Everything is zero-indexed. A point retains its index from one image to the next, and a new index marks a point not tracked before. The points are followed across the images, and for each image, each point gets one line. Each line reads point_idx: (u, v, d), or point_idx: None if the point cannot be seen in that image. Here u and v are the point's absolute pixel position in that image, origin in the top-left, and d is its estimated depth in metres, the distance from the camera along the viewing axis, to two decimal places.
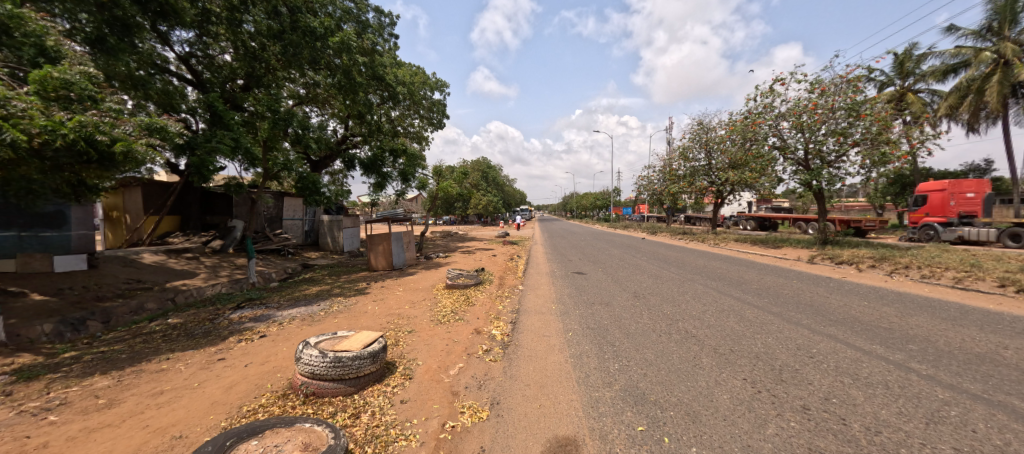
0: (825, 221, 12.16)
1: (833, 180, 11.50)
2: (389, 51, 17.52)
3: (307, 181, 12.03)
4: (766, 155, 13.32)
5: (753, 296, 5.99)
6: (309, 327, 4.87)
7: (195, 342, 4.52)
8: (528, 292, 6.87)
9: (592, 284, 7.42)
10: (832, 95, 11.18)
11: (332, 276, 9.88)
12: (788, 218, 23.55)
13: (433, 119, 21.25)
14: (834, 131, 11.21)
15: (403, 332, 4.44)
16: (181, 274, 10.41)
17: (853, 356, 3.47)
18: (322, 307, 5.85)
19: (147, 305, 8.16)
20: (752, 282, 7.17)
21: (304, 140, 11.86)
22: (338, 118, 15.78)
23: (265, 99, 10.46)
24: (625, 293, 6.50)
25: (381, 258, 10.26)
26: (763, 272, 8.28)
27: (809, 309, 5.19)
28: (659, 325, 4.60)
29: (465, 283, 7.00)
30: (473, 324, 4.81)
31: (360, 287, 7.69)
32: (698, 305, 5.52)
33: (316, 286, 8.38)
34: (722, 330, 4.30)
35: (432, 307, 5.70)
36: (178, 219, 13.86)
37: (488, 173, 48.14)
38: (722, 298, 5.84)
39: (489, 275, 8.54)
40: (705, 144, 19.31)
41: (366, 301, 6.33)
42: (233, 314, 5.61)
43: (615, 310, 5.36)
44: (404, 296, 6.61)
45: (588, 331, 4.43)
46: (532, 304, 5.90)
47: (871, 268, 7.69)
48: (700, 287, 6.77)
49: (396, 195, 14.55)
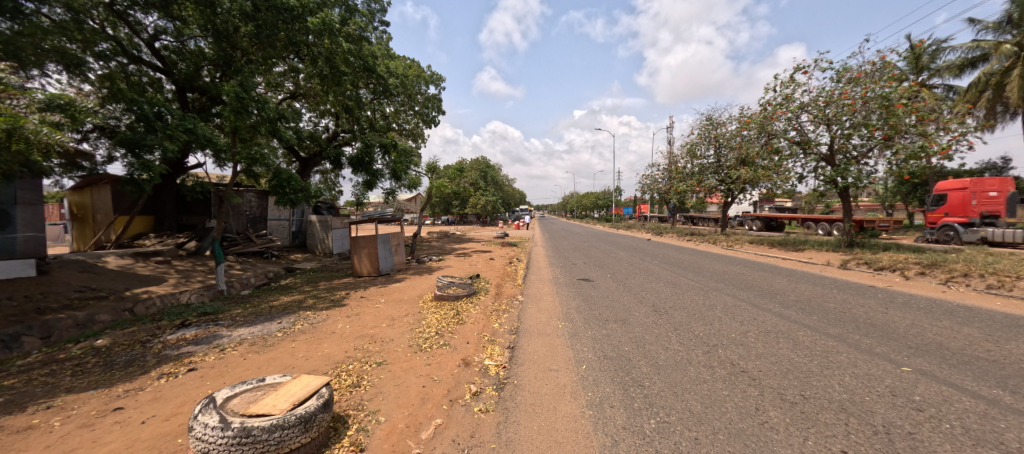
0: (850, 222, 11.21)
1: (861, 177, 10.54)
2: (380, 41, 16.62)
3: (283, 176, 10.76)
4: (784, 150, 12.39)
5: (795, 311, 5.06)
6: (258, 354, 3.91)
7: (107, 377, 3.55)
8: (529, 305, 5.94)
9: (601, 295, 6.47)
10: (863, 82, 10.19)
11: (313, 282, 8.93)
12: (797, 218, 22.65)
13: (428, 115, 20.35)
14: (863, 122, 10.19)
15: (370, 365, 3.46)
16: (146, 280, 9.44)
17: (976, 409, 2.54)
18: (284, 324, 4.89)
19: (99, 317, 7.16)
20: (786, 292, 6.24)
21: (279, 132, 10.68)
22: (326, 113, 14.98)
23: (225, 84, 9.08)
24: (641, 306, 5.57)
25: (365, 263, 9.29)
26: (793, 279, 7.37)
27: (873, 329, 4.25)
28: (696, 354, 3.64)
29: (455, 294, 6.04)
30: (461, 351, 3.85)
31: (339, 297, 6.73)
32: (734, 323, 4.59)
33: (291, 295, 7.44)
34: (780, 363, 3.35)
35: (414, 326, 4.72)
36: (151, 220, 12.92)
37: (488, 173, 47.04)
38: (761, 315, 4.89)
39: (485, 282, 7.57)
40: (713, 141, 18.40)
41: (340, 316, 5.39)
42: (172, 335, 4.63)
43: (636, 332, 4.41)
44: (386, 310, 5.67)
45: (606, 364, 3.47)
46: (532, 322, 4.94)
47: (920, 276, 6.75)
48: (728, 299, 5.82)
49: (386, 194, 13.60)
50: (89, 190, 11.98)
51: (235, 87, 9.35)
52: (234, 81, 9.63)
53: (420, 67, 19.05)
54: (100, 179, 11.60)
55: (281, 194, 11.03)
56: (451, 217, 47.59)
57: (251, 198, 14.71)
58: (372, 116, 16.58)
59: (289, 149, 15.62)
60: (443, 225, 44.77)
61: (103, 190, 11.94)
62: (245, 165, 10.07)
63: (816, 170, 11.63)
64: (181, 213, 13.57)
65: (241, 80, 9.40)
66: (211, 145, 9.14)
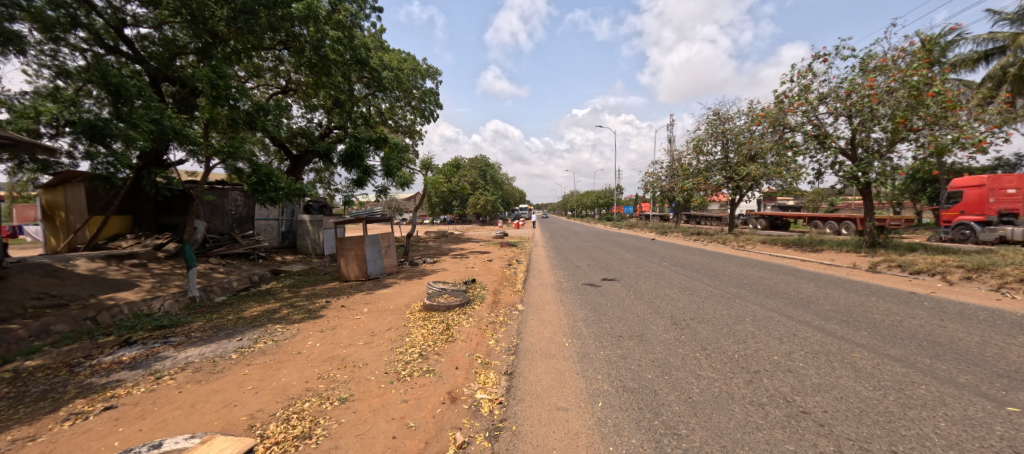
0: (872, 221, 10.48)
1: (886, 172, 9.84)
2: (374, 33, 16.00)
3: (261, 173, 9.59)
4: (798, 145, 11.69)
5: (837, 324, 4.40)
6: (198, 384, 3.19)
7: (2, 419, 2.81)
8: (530, 316, 5.22)
9: (610, 303, 5.77)
10: (889, 70, 9.45)
11: (296, 287, 8.19)
12: (803, 217, 22.06)
13: (425, 111, 19.69)
14: (891, 114, 9.42)
15: (332, 402, 2.75)
16: (117, 284, 8.72)
17: None
18: (244, 342, 4.17)
19: (55, 328, 6.36)
20: (821, 301, 5.54)
21: (258, 124, 9.86)
22: (319, 109, 14.40)
23: (197, 71, 8.37)
24: (659, 318, 4.86)
25: (352, 266, 8.59)
26: (822, 285, 6.72)
27: (942, 350, 3.56)
28: (739, 386, 2.93)
29: (446, 304, 5.33)
30: (448, 381, 3.13)
31: (318, 306, 6.01)
32: (772, 341, 3.90)
33: (267, 302, 6.71)
34: (851, 403, 2.64)
35: (394, 346, 4.00)
36: (130, 219, 12.20)
37: (488, 171, 46.14)
38: (800, 329, 4.22)
39: (481, 289, 6.87)
40: (720, 136, 17.65)
41: (313, 331, 4.68)
42: (109, 357, 3.90)
43: (657, 353, 3.70)
44: (366, 324, 4.95)
45: (628, 401, 2.76)
46: (535, 340, 4.22)
47: (967, 281, 6.08)
48: (756, 309, 5.16)
49: (378, 192, 12.90)
50: (63, 187, 11.28)
51: (207, 73, 8.60)
52: (208, 68, 8.89)
53: (416, 61, 18.34)
54: (74, 177, 10.89)
55: (260, 193, 10.06)
56: (449, 216, 47.11)
57: (237, 197, 14.04)
58: (366, 112, 16.02)
59: (278, 146, 14.98)
60: (442, 224, 44.32)
61: (77, 188, 11.25)
62: (221, 160, 9.05)
63: (834, 165, 10.94)
64: (161, 213, 12.88)
65: (215, 66, 8.65)
66: (182, 137, 8.39)
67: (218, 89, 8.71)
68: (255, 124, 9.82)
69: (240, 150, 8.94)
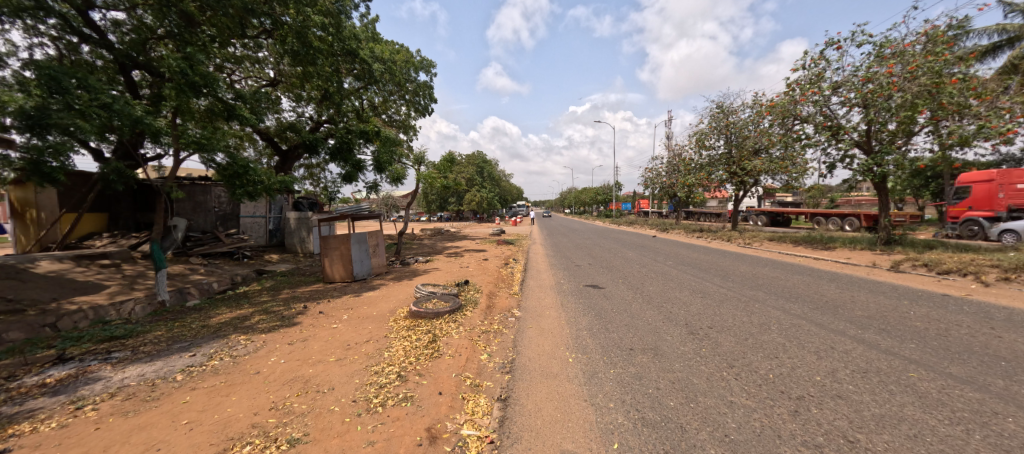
0: (887, 217, 9.97)
1: (904, 165, 9.29)
2: (364, 23, 15.40)
3: (236, 166, 8.72)
4: (807, 137, 11.16)
5: (874, 333, 3.90)
6: (122, 418, 2.61)
7: None
8: (527, 325, 4.66)
9: (616, 309, 5.22)
10: (910, 55, 8.82)
11: (275, 290, 7.59)
12: (805, 213, 21.62)
13: (420, 105, 19.07)
14: (910, 103, 8.76)
15: (278, 447, 2.18)
16: (84, 288, 8.12)
17: None
18: (195, 359, 3.59)
19: (4, 336, 5.75)
20: (850, 306, 5.01)
21: (236, 114, 9.09)
22: (310, 102, 13.94)
23: (164, 56, 7.62)
24: (673, 327, 4.32)
25: (337, 266, 8.02)
26: (844, 287, 6.20)
27: (1013, 368, 3.04)
28: (784, 421, 2.38)
29: (434, 311, 4.76)
30: (427, 413, 2.57)
31: (293, 312, 5.42)
32: (808, 356, 3.37)
33: (241, 307, 6.11)
34: (933, 445, 2.11)
35: (371, 362, 3.44)
36: (106, 217, 11.57)
37: (485, 168, 45.43)
38: (837, 341, 3.70)
39: (475, 291, 6.32)
40: (723, 130, 17.04)
41: (281, 343, 4.09)
42: (33, 379, 3.31)
43: (676, 371, 3.16)
44: (343, 334, 4.37)
45: (652, 444, 2.20)
46: (534, 354, 3.67)
47: (1004, 282, 5.58)
48: (779, 314, 4.63)
49: (367, 188, 12.29)
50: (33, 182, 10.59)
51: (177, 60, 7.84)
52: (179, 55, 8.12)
53: (409, 53, 17.73)
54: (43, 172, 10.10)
55: (236, 187, 9.24)
56: (447, 212, 46.57)
57: (219, 193, 13.40)
58: (357, 106, 15.43)
59: (266, 140, 14.42)
60: (439, 221, 43.75)
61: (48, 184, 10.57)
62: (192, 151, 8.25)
63: (846, 159, 10.42)
64: (137, 210, 12.24)
65: (185, 51, 7.90)
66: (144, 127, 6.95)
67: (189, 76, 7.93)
68: (233, 114, 9.11)
69: (213, 141, 8.08)
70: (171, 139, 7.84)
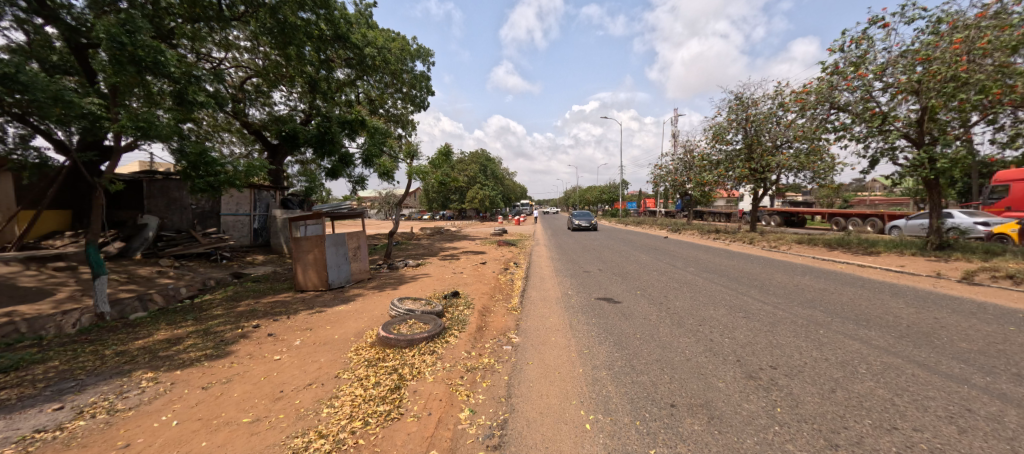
0: (938, 218, 8.76)
1: (965, 158, 8.06)
2: (357, 8, 14.36)
3: (192, 155, 7.50)
4: (845, 128, 9.92)
5: (1012, 384, 2.79)
6: None
7: None
8: (526, 358, 3.57)
9: (640, 333, 4.13)
10: (978, 29, 7.54)
11: (235, 300, 6.55)
12: (824, 213, 20.31)
13: (417, 97, 18.00)
14: (982, 85, 7.49)
15: None
16: (26, 294, 7.14)
17: None
18: (54, 419, 2.55)
19: None
20: (945, 335, 3.87)
21: (189, 99, 7.01)
22: (296, 90, 12.86)
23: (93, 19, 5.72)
24: (722, 366, 3.22)
25: (311, 273, 6.98)
26: (917, 305, 5.05)
27: None
28: None
29: (406, 338, 3.71)
30: None
31: (238, 334, 4.38)
32: (943, 427, 2.28)
33: (181, 326, 5.04)
34: None
35: (296, 430, 2.34)
36: (68, 214, 10.60)
37: (488, 166, 44.09)
38: (966, 398, 2.60)
39: (464, 307, 5.22)
40: (743, 123, 15.60)
41: (194, 387, 3.03)
42: None
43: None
44: (283, 372, 3.29)
45: None
46: (536, 414, 2.57)
47: None
48: (862, 348, 3.51)
49: (354, 183, 11.25)
50: None
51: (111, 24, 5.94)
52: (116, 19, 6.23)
53: (405, 40, 16.59)
54: None
55: (191, 177, 8.04)
56: (449, 211, 45.47)
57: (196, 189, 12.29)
58: (346, 96, 14.35)
59: (252, 133, 13.36)
60: (439, 220, 42.69)
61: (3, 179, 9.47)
62: (139, 139, 6.38)
63: (889, 152, 9.21)
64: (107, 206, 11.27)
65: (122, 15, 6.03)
66: (68, 108, 5.37)
67: (130, 48, 6.07)
68: (186, 100, 6.96)
69: (161, 126, 6.23)
70: (111, 124, 5.98)
